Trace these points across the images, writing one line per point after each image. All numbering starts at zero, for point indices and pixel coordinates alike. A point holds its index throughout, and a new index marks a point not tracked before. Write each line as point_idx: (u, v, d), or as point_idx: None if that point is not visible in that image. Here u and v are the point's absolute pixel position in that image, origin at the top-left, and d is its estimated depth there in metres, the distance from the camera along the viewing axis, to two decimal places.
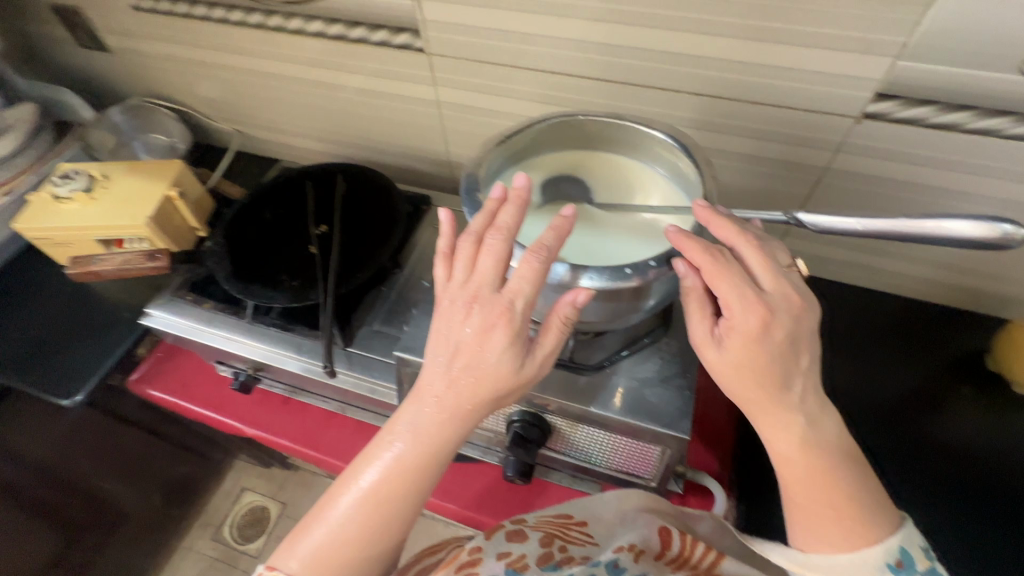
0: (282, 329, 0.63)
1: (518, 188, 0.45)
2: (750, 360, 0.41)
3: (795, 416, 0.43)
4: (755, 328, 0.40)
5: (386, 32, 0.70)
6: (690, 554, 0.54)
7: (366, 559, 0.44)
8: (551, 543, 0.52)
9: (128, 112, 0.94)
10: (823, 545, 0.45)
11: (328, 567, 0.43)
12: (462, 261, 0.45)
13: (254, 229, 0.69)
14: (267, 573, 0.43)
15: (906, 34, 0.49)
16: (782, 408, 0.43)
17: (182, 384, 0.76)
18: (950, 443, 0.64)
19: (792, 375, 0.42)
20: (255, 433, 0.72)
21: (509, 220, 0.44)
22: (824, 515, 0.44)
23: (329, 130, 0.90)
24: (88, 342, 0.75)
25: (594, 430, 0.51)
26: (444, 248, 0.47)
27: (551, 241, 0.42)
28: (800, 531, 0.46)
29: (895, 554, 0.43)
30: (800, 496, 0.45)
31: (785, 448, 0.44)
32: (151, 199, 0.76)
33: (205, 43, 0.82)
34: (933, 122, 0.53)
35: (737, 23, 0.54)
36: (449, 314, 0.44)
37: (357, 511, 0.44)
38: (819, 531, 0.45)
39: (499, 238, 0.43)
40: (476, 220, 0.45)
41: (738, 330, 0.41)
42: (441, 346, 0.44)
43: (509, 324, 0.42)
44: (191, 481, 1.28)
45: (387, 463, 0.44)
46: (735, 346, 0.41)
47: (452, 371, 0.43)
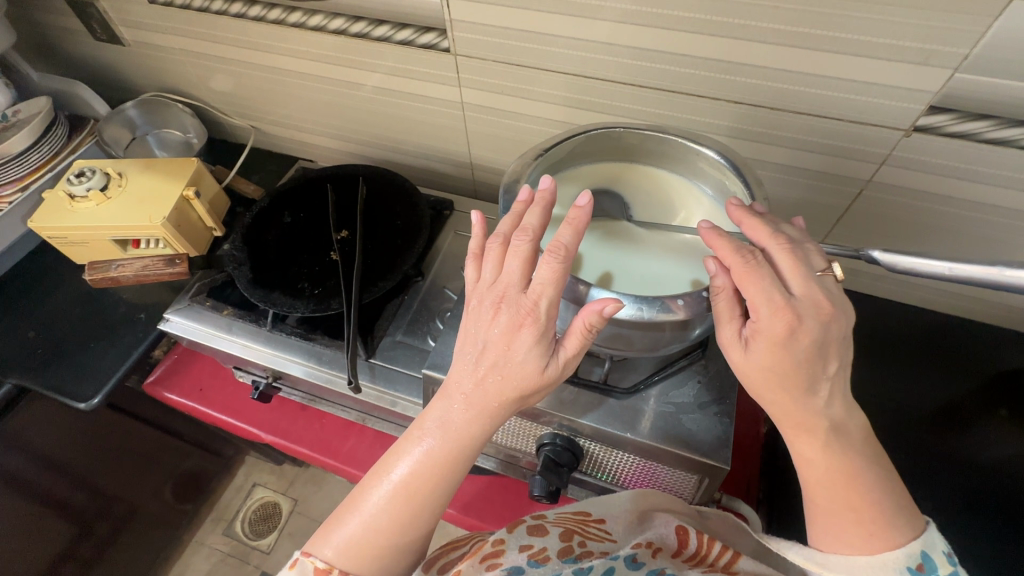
0: (303, 338, 0.62)
1: (544, 192, 0.44)
2: (776, 365, 0.39)
3: (818, 420, 0.41)
4: (780, 332, 0.37)
5: (410, 30, 0.68)
6: (712, 554, 0.48)
7: (398, 550, 0.43)
8: (570, 538, 0.48)
9: (143, 107, 0.92)
10: (840, 546, 0.42)
11: (360, 560, 0.42)
12: (490, 262, 0.44)
13: (274, 232, 0.67)
14: (303, 559, 0.43)
15: (968, 45, 0.46)
16: (805, 413, 0.40)
17: (199, 387, 0.75)
18: (983, 462, 0.61)
19: (818, 381, 0.39)
20: (272, 439, 0.71)
21: (536, 222, 0.43)
22: (842, 516, 0.42)
23: (347, 129, 0.88)
24: (105, 343, 0.74)
25: (627, 456, 0.49)
26: (476, 249, 0.47)
27: (568, 239, 0.41)
28: (817, 530, 0.44)
29: (915, 557, 0.40)
30: (820, 496, 0.42)
31: (807, 451, 0.42)
32: (167, 199, 0.75)
33: (222, 38, 0.80)
34: (987, 137, 0.51)
35: (785, 30, 0.51)
36: (477, 314, 0.43)
37: (388, 506, 0.43)
38: (836, 530, 0.42)
39: (525, 240, 0.42)
40: (503, 222, 0.45)
41: (764, 333, 0.38)
42: (469, 345, 0.43)
43: (536, 324, 0.41)
44: (204, 476, 1.28)
45: (417, 458, 0.43)
46: (760, 350, 0.39)
47: (479, 370, 0.42)
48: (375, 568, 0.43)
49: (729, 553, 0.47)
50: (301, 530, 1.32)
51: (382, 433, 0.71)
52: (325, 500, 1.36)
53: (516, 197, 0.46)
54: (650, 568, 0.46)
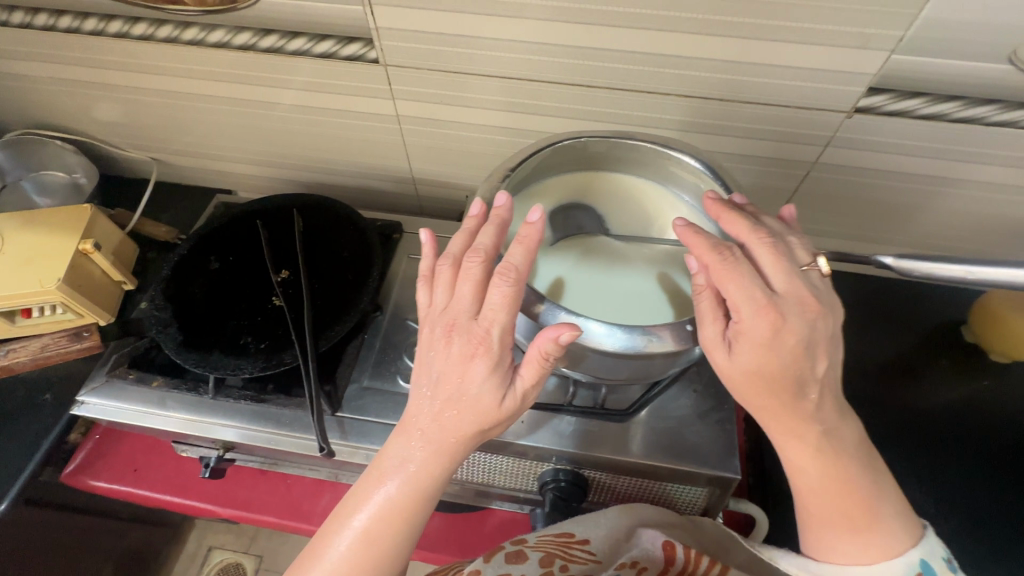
0: (254, 402, 0.55)
1: (498, 208, 0.41)
2: (762, 367, 0.37)
3: (808, 422, 0.40)
4: (766, 333, 0.36)
5: (331, 42, 0.61)
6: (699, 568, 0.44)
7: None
8: (552, 564, 0.42)
9: (9, 147, 0.78)
10: (836, 555, 0.41)
11: None
12: (441, 287, 0.40)
13: (200, 284, 0.59)
14: None
15: (903, 27, 0.47)
16: (797, 418, 0.39)
17: (133, 468, 0.66)
18: (936, 412, 0.66)
19: (807, 381, 0.38)
20: (233, 511, 0.64)
21: (488, 242, 0.40)
22: (838, 524, 0.41)
23: (269, 153, 0.79)
24: (3, 436, 0.62)
25: (638, 479, 0.46)
26: (426, 271, 0.43)
27: (519, 260, 0.38)
28: (812, 538, 0.43)
29: (915, 567, 0.40)
30: (812, 503, 0.42)
31: (799, 458, 0.41)
32: (59, 257, 0.64)
33: (102, 62, 0.69)
34: (921, 113, 0.53)
35: (729, 23, 0.50)
36: (429, 344, 0.40)
37: (346, 559, 0.38)
38: (830, 537, 0.42)
39: (477, 261, 0.39)
40: (453, 241, 0.41)
41: (748, 337, 0.36)
42: (423, 377, 0.40)
43: (489, 353, 0.38)
44: (149, 551, 1.14)
45: (376, 505, 0.39)
46: (747, 353, 0.37)
47: (435, 404, 0.39)
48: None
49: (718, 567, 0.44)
50: None
51: None
52: (294, 550, 1.26)
53: (469, 213, 0.43)
54: None
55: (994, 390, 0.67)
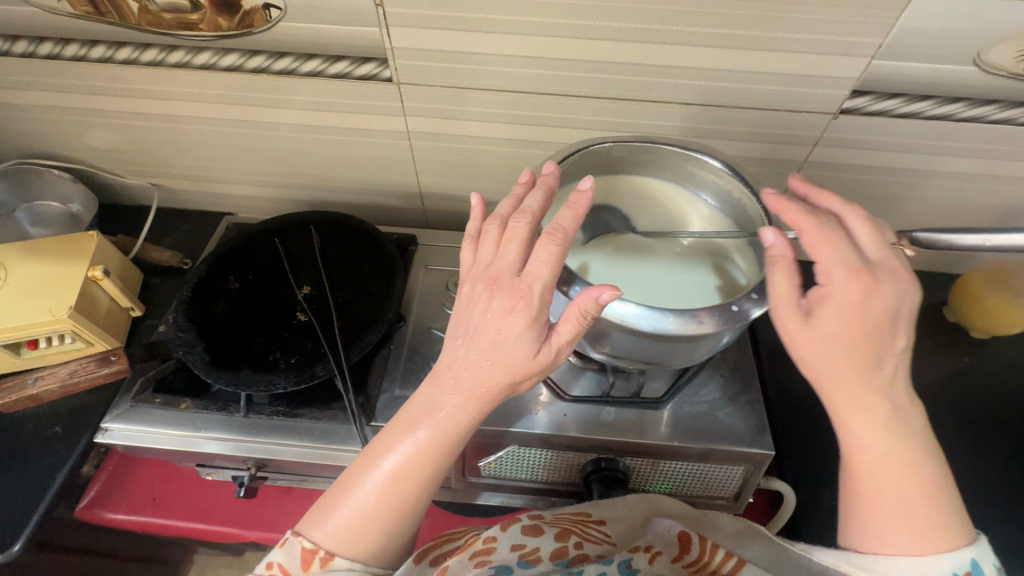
0: (287, 417, 0.55)
1: (546, 176, 0.44)
2: (845, 330, 0.38)
3: (877, 397, 0.39)
4: (857, 297, 0.37)
5: (345, 62, 0.62)
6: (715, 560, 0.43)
7: (384, 541, 0.40)
8: (565, 539, 0.44)
9: (6, 177, 0.76)
10: (887, 545, 0.39)
11: (349, 545, 0.39)
12: (487, 244, 0.43)
13: (222, 303, 0.59)
14: (290, 538, 0.39)
15: (881, 36, 0.52)
16: (870, 390, 0.39)
17: (151, 496, 0.64)
18: (928, 387, 0.71)
19: (885, 353, 0.38)
20: (258, 534, 0.63)
21: (536, 205, 0.42)
22: (892, 512, 0.39)
23: (274, 173, 0.80)
24: (14, 472, 0.60)
25: (674, 464, 0.49)
26: (471, 232, 0.45)
27: (568, 223, 0.40)
28: (858, 527, 0.40)
29: (964, 565, 0.37)
30: (865, 487, 0.40)
31: (864, 437, 0.39)
32: (69, 285, 0.63)
33: (105, 89, 0.69)
34: (899, 112, 0.58)
35: (728, 35, 0.55)
36: (470, 297, 0.41)
37: (376, 493, 0.40)
38: (880, 524, 0.39)
39: (524, 222, 0.41)
40: (502, 205, 0.45)
41: (836, 301, 0.38)
42: (460, 328, 0.41)
43: (529, 309, 0.39)
44: None
45: (407, 449, 0.40)
46: (831, 316, 0.38)
47: (469, 354, 0.40)
48: (359, 554, 0.39)
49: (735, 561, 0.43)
50: None
51: None
52: None
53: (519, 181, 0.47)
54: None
55: (976, 365, 0.72)
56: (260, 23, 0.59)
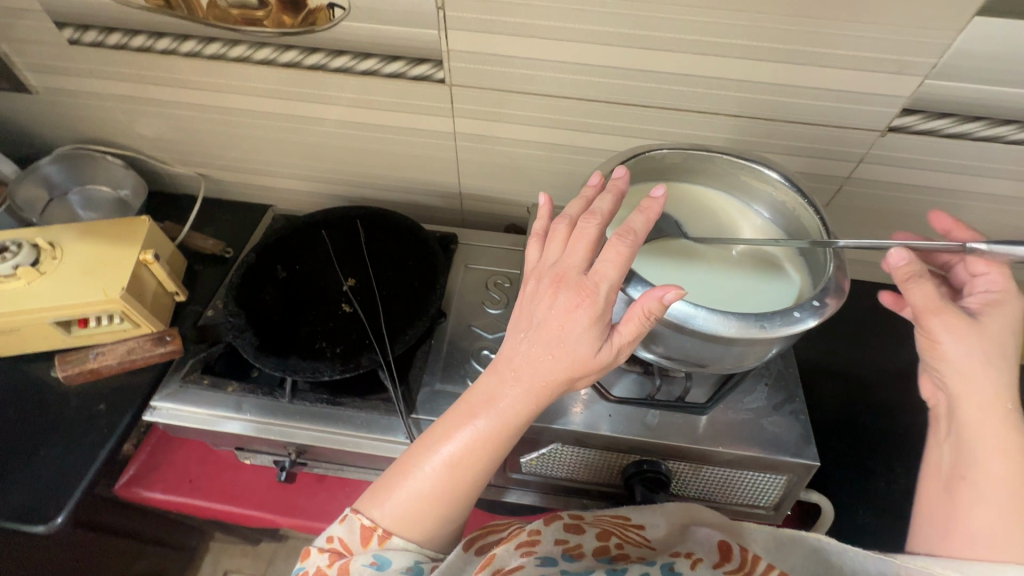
0: (330, 405, 0.56)
1: (617, 179, 0.45)
2: (1007, 334, 0.41)
3: (1016, 400, 0.40)
4: (1018, 315, 0.42)
5: (401, 63, 0.64)
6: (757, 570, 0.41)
7: (437, 522, 0.42)
8: (607, 539, 0.45)
9: (63, 162, 0.79)
10: (995, 552, 0.36)
11: (405, 523, 0.41)
12: (554, 242, 0.44)
13: (270, 290, 0.60)
14: (351, 515, 0.42)
15: (937, 55, 0.52)
16: (1011, 393, 0.40)
17: (188, 478, 0.66)
18: None
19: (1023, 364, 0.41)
20: (291, 520, 0.64)
21: (607, 207, 0.43)
22: (1022, 516, 0.37)
23: (318, 168, 0.81)
24: (59, 446, 0.62)
25: (716, 470, 0.49)
26: (538, 231, 0.47)
27: (638, 225, 0.41)
28: (964, 524, 0.38)
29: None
30: (986, 490, 0.38)
31: (988, 436, 0.39)
32: (123, 267, 0.65)
33: (166, 80, 0.71)
34: (949, 132, 0.58)
35: (781, 50, 0.55)
36: (535, 293, 0.43)
37: (435, 476, 0.41)
38: (995, 531, 0.37)
39: (593, 223, 0.42)
40: (571, 205, 0.46)
41: (996, 312, 0.42)
42: (524, 320, 0.42)
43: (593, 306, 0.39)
44: None
45: (467, 436, 0.41)
46: (995, 320, 0.42)
47: (532, 346, 0.41)
48: (417, 533, 0.41)
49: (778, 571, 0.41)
50: None
51: None
52: None
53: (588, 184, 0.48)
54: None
55: None
56: (323, 21, 0.61)
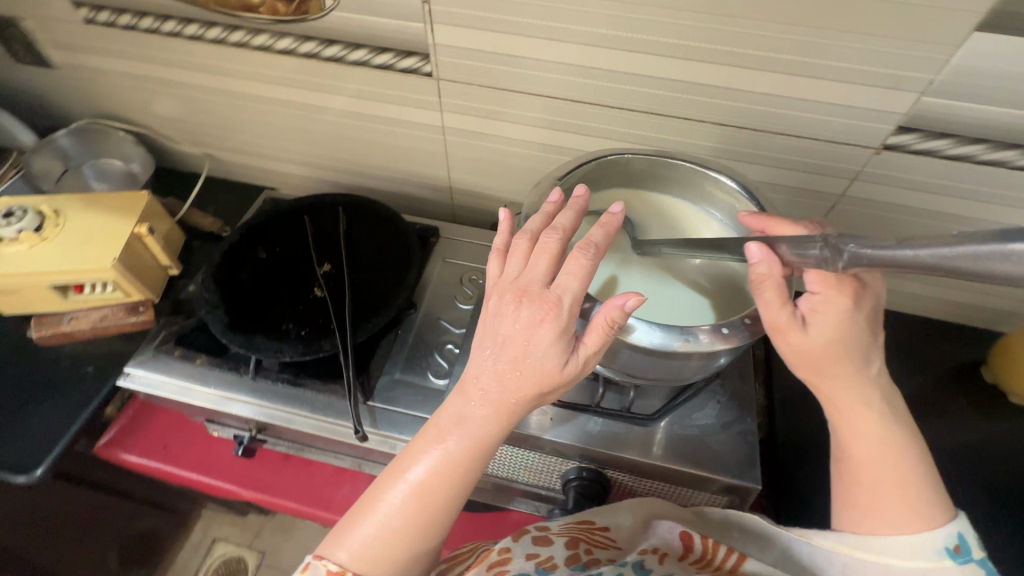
0: (291, 385, 0.57)
1: (577, 196, 0.45)
2: (838, 335, 0.42)
3: (868, 385, 0.44)
4: (846, 307, 0.42)
5: (390, 54, 0.65)
6: (718, 558, 0.45)
7: (410, 556, 0.39)
8: (576, 546, 0.45)
9: (77, 135, 0.83)
10: (881, 527, 0.43)
11: (377, 561, 0.39)
12: (516, 258, 0.43)
13: (247, 270, 0.62)
14: (315, 563, 0.39)
15: (934, 72, 0.50)
16: (864, 381, 0.44)
17: (163, 444, 0.68)
18: (955, 449, 0.66)
19: (875, 350, 0.44)
20: (254, 494, 0.66)
21: (567, 222, 0.43)
22: (890, 494, 0.43)
23: (315, 154, 0.83)
24: (46, 404, 0.65)
25: (655, 481, 0.49)
26: (499, 245, 0.46)
27: (598, 237, 0.41)
28: (853, 508, 0.45)
29: (953, 538, 0.42)
30: (866, 477, 0.44)
31: (857, 428, 0.44)
32: (118, 238, 0.68)
33: (173, 61, 0.74)
34: (949, 154, 0.55)
35: (768, 58, 0.54)
36: (498, 309, 0.42)
37: (404, 505, 0.40)
38: (879, 511, 0.43)
39: (554, 238, 0.42)
40: (531, 220, 0.45)
41: (826, 311, 0.42)
42: (489, 339, 0.42)
43: (557, 319, 0.39)
44: (156, 537, 1.14)
45: (435, 458, 0.40)
46: (824, 325, 0.42)
47: (497, 364, 0.40)
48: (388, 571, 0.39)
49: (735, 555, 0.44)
50: None
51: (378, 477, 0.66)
52: (296, 549, 1.27)
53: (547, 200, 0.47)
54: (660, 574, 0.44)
55: (1011, 432, 0.67)
56: (315, 11, 0.63)
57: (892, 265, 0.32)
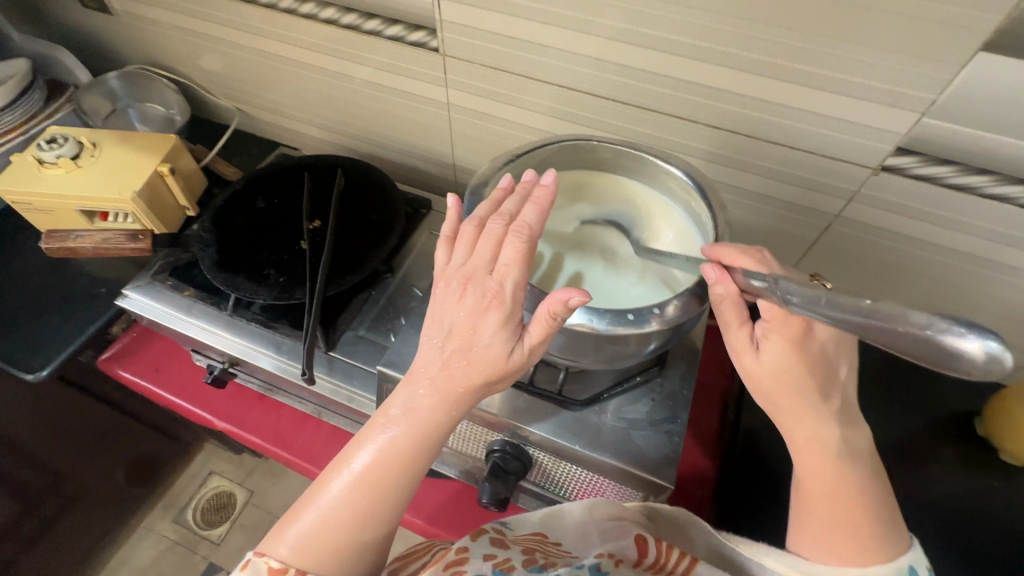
0: (263, 326, 0.61)
1: (525, 182, 0.46)
2: (793, 363, 0.41)
3: (827, 421, 0.43)
4: (799, 334, 0.41)
5: (400, 27, 0.68)
6: (670, 562, 0.45)
7: (357, 547, 0.39)
8: (532, 552, 0.45)
9: (126, 79, 0.90)
10: (831, 557, 0.42)
11: (320, 554, 0.38)
12: (463, 244, 0.44)
13: (244, 217, 0.66)
14: (255, 559, 0.38)
15: (935, 91, 0.47)
16: (823, 417, 0.43)
17: (155, 367, 0.74)
18: (933, 502, 0.61)
19: (831, 386, 0.43)
20: (225, 425, 0.70)
21: (512, 207, 0.44)
22: (843, 528, 0.42)
23: (333, 119, 0.87)
24: (59, 315, 0.72)
25: (575, 467, 0.52)
26: (447, 233, 0.46)
27: (537, 223, 0.42)
28: (807, 538, 0.43)
29: (903, 571, 0.41)
30: (821, 509, 0.43)
31: (813, 462, 0.43)
32: (140, 173, 0.73)
33: (210, 17, 0.79)
34: (951, 182, 0.52)
35: (763, 62, 0.52)
36: (444, 296, 0.42)
37: (349, 496, 0.40)
38: (832, 542, 0.42)
39: (500, 224, 0.42)
40: (479, 207, 0.45)
41: (781, 335, 0.41)
42: (436, 328, 0.42)
43: (501, 308, 0.40)
44: (158, 460, 1.24)
45: (381, 445, 0.41)
46: (777, 351, 0.41)
47: (444, 353, 0.41)
48: (332, 568, 0.38)
49: (687, 559, 0.45)
50: (254, 522, 1.31)
51: (339, 429, 0.70)
52: (282, 493, 1.35)
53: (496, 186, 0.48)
54: None
55: (1001, 492, 0.62)
56: None
57: (820, 318, 0.31)
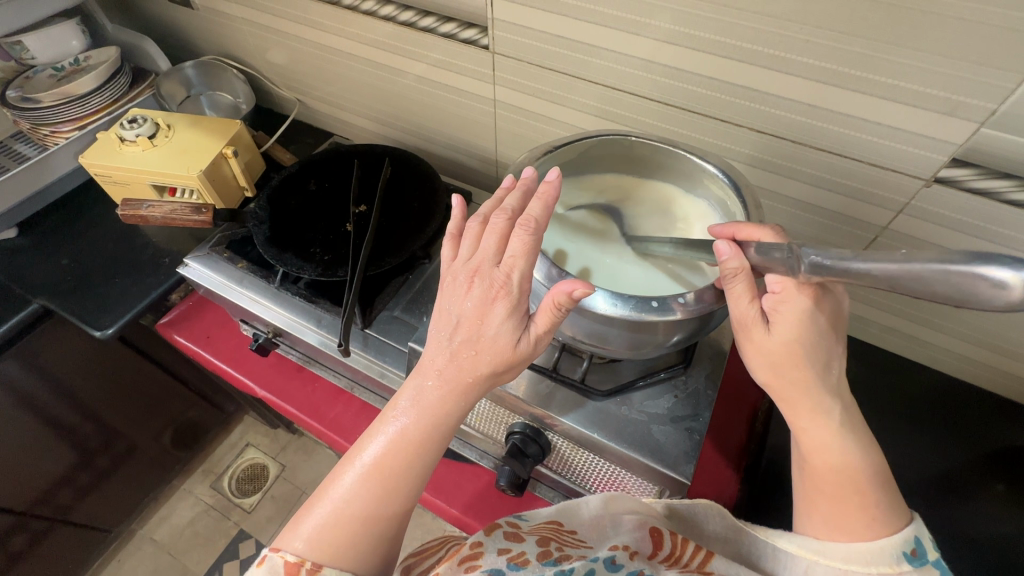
0: (306, 300, 0.64)
1: (525, 179, 0.48)
2: (800, 338, 0.41)
3: (829, 394, 0.43)
4: (805, 308, 0.41)
5: (454, 24, 0.70)
6: (686, 555, 0.45)
7: (371, 539, 0.41)
8: (547, 544, 0.46)
9: (201, 68, 0.98)
10: (840, 534, 0.41)
11: (335, 545, 0.40)
12: (468, 239, 0.46)
13: (297, 198, 0.70)
14: (271, 555, 0.40)
15: (997, 100, 0.45)
16: (827, 389, 0.43)
17: (206, 335, 0.79)
18: (976, 536, 0.57)
19: (832, 355, 0.43)
20: (265, 394, 0.75)
21: (514, 203, 0.45)
22: (849, 501, 0.41)
23: (385, 111, 0.91)
24: (127, 278, 0.78)
25: (593, 456, 0.53)
26: (453, 231, 0.49)
27: (537, 213, 0.43)
28: (816, 517, 0.43)
29: (909, 542, 0.39)
30: (828, 484, 0.42)
31: (818, 435, 0.43)
32: (206, 154, 0.79)
33: (280, 13, 0.84)
34: (1010, 198, 0.50)
35: (816, 65, 0.51)
36: (452, 290, 0.44)
37: (362, 488, 0.41)
38: (839, 517, 0.41)
39: (503, 218, 0.44)
40: (483, 205, 0.48)
41: (788, 310, 0.41)
42: (444, 321, 0.44)
43: (508, 297, 0.41)
44: (201, 427, 1.31)
45: (391, 436, 0.42)
46: (785, 327, 0.41)
47: (453, 345, 0.42)
48: (349, 559, 0.40)
49: (704, 551, 0.44)
50: (284, 495, 1.37)
51: (368, 405, 0.73)
52: (312, 470, 1.40)
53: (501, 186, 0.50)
54: (630, 569, 0.43)
55: None
56: None
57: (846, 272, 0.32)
